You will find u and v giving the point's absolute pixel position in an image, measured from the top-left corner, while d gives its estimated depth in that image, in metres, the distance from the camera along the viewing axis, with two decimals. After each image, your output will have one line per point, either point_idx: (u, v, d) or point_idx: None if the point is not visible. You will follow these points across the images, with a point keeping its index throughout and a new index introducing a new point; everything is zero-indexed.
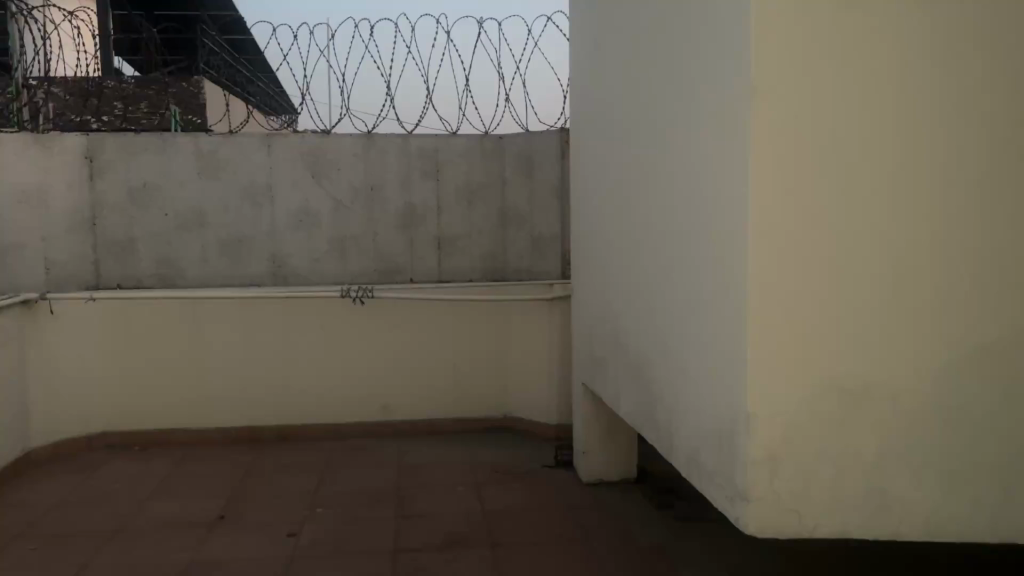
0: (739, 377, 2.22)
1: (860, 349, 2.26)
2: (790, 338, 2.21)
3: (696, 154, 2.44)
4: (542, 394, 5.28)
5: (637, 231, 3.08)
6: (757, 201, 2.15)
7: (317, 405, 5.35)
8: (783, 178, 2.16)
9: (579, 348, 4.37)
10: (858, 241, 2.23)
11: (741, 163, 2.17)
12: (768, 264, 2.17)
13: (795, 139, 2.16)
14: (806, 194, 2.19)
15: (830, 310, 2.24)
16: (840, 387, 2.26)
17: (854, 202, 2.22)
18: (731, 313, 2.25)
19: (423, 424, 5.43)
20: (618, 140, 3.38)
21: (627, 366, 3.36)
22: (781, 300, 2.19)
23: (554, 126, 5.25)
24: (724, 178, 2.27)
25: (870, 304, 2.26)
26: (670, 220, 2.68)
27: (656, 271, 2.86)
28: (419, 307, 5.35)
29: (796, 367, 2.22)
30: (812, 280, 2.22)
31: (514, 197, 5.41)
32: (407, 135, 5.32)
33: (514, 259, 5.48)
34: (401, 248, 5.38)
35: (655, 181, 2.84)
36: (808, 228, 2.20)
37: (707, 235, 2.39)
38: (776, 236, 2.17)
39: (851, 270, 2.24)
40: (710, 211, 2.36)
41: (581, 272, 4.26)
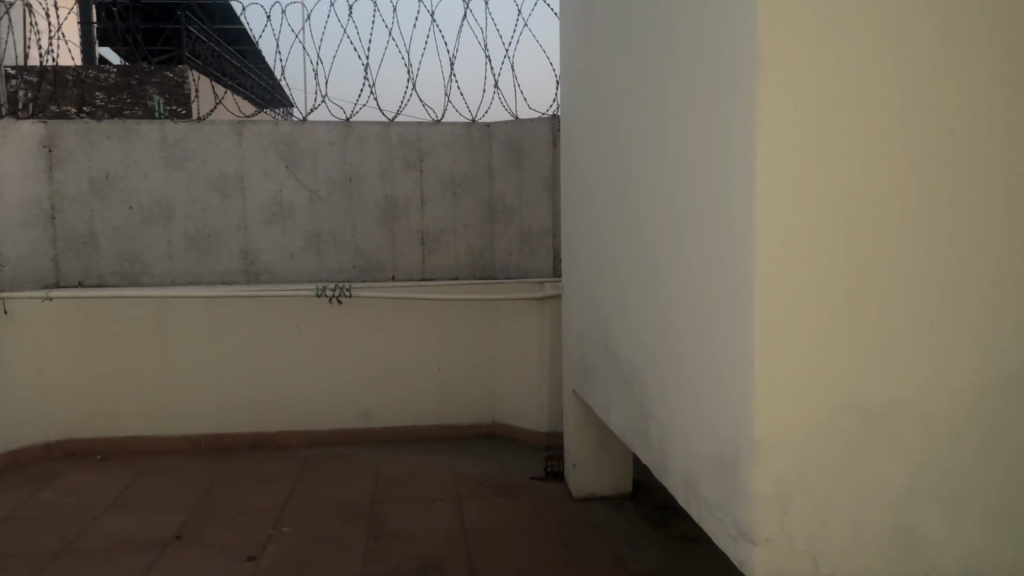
0: (744, 399, 1.88)
1: (886, 367, 1.92)
2: (805, 355, 1.87)
3: (694, 138, 2.10)
4: (531, 399, 4.95)
5: (629, 226, 2.74)
6: (765, 194, 1.80)
7: (293, 410, 5.02)
8: (795, 167, 1.81)
9: (568, 352, 4.03)
10: (883, 242, 1.89)
11: (745, 149, 1.83)
12: (778, 270, 1.83)
13: (807, 127, 1.82)
14: (823, 186, 1.85)
15: (848, 328, 1.90)
16: (865, 412, 1.92)
17: (880, 196, 1.88)
18: (734, 323, 1.91)
19: (405, 431, 5.09)
20: (609, 125, 3.04)
21: (618, 374, 3.02)
22: (793, 311, 1.85)
23: (546, 113, 4.91)
24: (724, 166, 1.93)
25: (897, 315, 1.92)
26: (665, 214, 2.34)
27: (649, 273, 2.52)
28: (400, 306, 5.01)
29: (811, 389, 1.88)
30: (831, 289, 1.88)
31: (502, 189, 5.07)
32: (388, 123, 4.98)
33: (502, 255, 5.13)
34: (381, 243, 5.04)
35: (648, 171, 2.50)
36: (826, 226, 1.86)
37: (704, 232, 2.05)
38: (787, 237, 1.83)
39: (875, 276, 1.90)
40: (709, 205, 2.02)
41: (570, 270, 3.92)
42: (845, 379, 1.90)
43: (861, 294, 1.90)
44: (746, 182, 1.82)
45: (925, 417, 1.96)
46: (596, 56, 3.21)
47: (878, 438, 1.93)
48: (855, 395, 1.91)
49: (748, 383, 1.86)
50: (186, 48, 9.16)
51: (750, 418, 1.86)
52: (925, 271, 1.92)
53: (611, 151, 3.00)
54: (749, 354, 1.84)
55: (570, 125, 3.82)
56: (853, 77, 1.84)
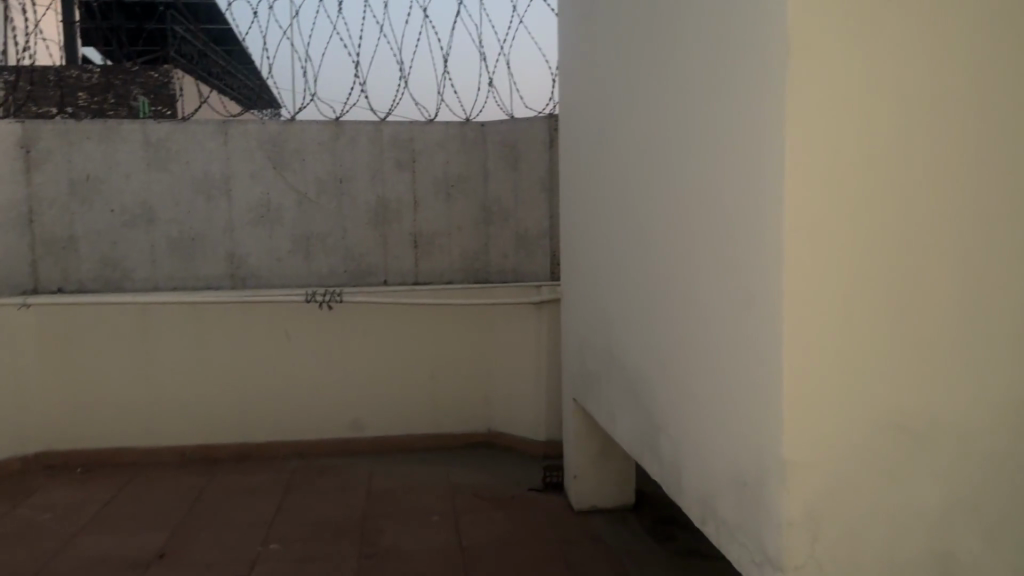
0: (772, 417, 1.73)
1: (922, 379, 1.78)
2: (838, 370, 1.72)
3: (714, 133, 1.95)
4: (529, 406, 4.79)
5: (638, 228, 2.59)
6: (797, 194, 1.65)
7: (281, 419, 4.85)
8: (828, 166, 1.66)
9: (568, 359, 3.88)
10: (922, 247, 1.75)
11: (773, 146, 1.68)
12: (809, 277, 1.68)
13: (840, 126, 1.67)
14: (858, 186, 1.70)
15: (883, 343, 1.75)
16: (901, 429, 1.78)
17: (917, 195, 1.73)
18: (761, 335, 1.75)
19: (399, 440, 4.93)
20: (614, 123, 2.88)
21: (625, 384, 2.87)
22: (826, 321, 1.70)
23: (542, 112, 4.77)
24: (749, 163, 1.78)
25: (935, 325, 1.77)
26: (681, 215, 2.19)
27: (662, 278, 2.37)
28: (392, 311, 4.84)
29: (844, 403, 1.73)
30: (867, 297, 1.73)
31: (498, 189, 4.91)
32: (380, 122, 4.82)
33: (498, 258, 4.97)
34: (373, 246, 4.88)
35: (660, 169, 2.36)
36: (860, 229, 1.71)
37: (726, 235, 1.91)
38: (820, 241, 1.68)
39: (912, 283, 1.75)
40: (731, 204, 1.87)
41: (571, 274, 3.76)
42: (879, 393, 1.76)
43: (898, 302, 1.75)
44: (774, 181, 1.67)
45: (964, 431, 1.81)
46: (599, 50, 3.07)
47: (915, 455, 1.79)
48: (891, 412, 1.77)
49: (776, 398, 1.71)
50: (172, 47, 8.99)
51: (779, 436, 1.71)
52: (963, 276, 1.78)
53: (617, 150, 2.85)
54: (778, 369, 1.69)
55: (570, 124, 3.68)
56: (887, 66, 1.69)
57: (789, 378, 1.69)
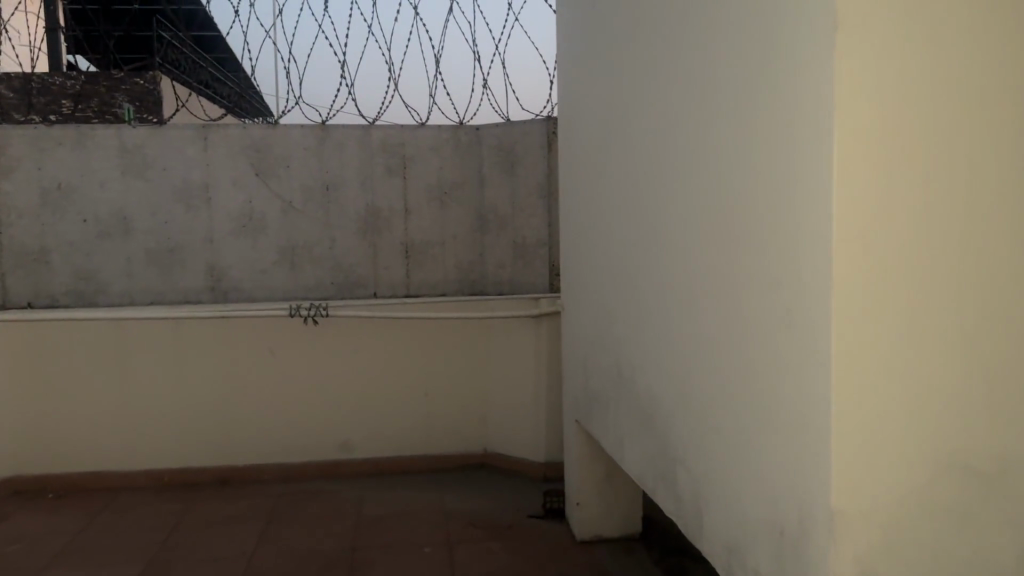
0: (820, 458, 1.47)
1: (993, 412, 1.52)
2: (896, 402, 1.47)
3: (745, 127, 1.70)
4: (527, 426, 4.53)
5: (652, 237, 2.33)
6: (849, 198, 1.39)
7: (266, 441, 4.58)
8: (885, 163, 1.41)
9: (570, 377, 3.62)
10: (993, 257, 1.49)
11: (819, 140, 1.42)
12: (864, 294, 1.42)
13: (895, 130, 1.42)
14: (919, 185, 1.44)
15: (946, 382, 1.49)
16: (968, 470, 1.52)
17: (989, 196, 1.48)
18: (805, 360, 1.50)
19: (390, 462, 4.66)
20: (622, 122, 2.63)
21: (634, 409, 2.61)
22: (884, 346, 1.44)
23: (540, 115, 4.52)
24: (789, 160, 1.52)
25: (1007, 348, 1.52)
26: (704, 222, 1.93)
27: (680, 293, 2.11)
28: (382, 326, 4.58)
29: (902, 442, 1.48)
30: (930, 315, 1.47)
31: (494, 196, 4.65)
32: (368, 126, 4.57)
33: (494, 268, 4.71)
34: (362, 257, 4.62)
35: (678, 170, 2.10)
36: (923, 236, 1.45)
37: (759, 243, 1.65)
38: (876, 251, 1.42)
39: (980, 298, 1.49)
40: (767, 209, 1.61)
41: (573, 286, 3.50)
42: (945, 429, 1.50)
43: (965, 322, 1.49)
44: (820, 181, 1.42)
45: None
46: (605, 44, 2.82)
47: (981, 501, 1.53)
48: (956, 450, 1.51)
49: (825, 436, 1.45)
50: (159, 53, 8.75)
51: (828, 482, 1.45)
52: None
53: (626, 151, 2.60)
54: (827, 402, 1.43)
55: (572, 126, 3.43)
56: (954, 44, 1.44)
57: (840, 413, 1.43)
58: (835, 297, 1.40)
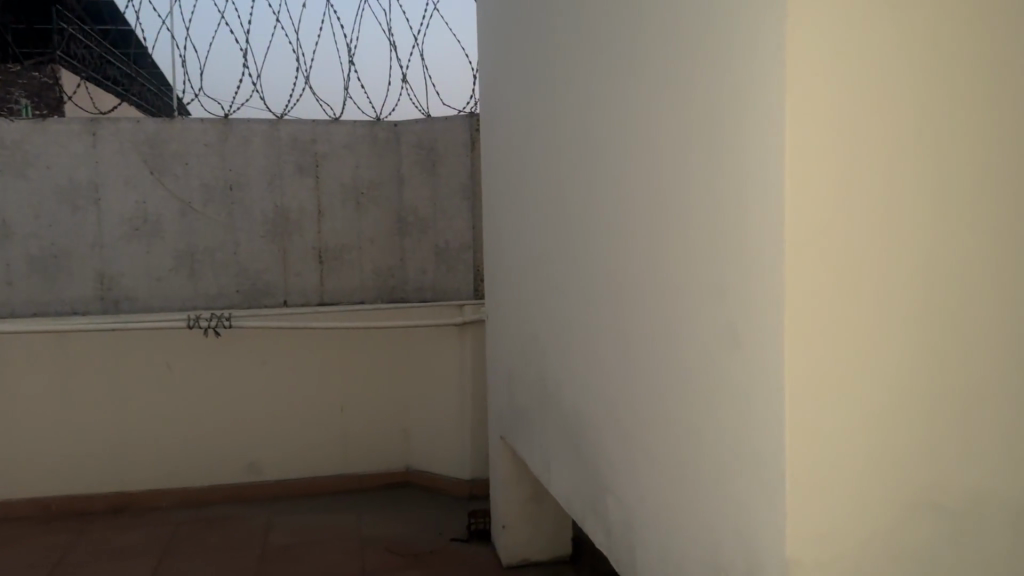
0: (772, 491, 1.25)
1: (972, 422, 1.32)
2: (861, 421, 1.25)
3: (685, 103, 1.46)
4: (451, 441, 4.26)
5: (581, 236, 2.09)
6: (806, 189, 1.16)
7: (165, 463, 4.20)
8: (851, 137, 1.18)
9: (494, 390, 3.36)
10: (973, 245, 1.28)
11: (769, 115, 1.18)
12: (827, 296, 1.19)
13: (859, 110, 1.18)
14: (894, 162, 1.21)
15: (915, 401, 1.28)
16: (947, 492, 1.32)
17: (966, 176, 1.26)
18: (756, 375, 1.26)
19: (303, 483, 4.32)
20: (547, 113, 2.39)
21: (561, 428, 2.36)
22: (848, 356, 1.22)
23: (462, 110, 4.26)
24: (735, 140, 1.29)
25: (989, 349, 1.31)
26: (639, 213, 1.69)
27: (613, 296, 1.87)
28: (294, 336, 4.25)
29: (871, 468, 1.26)
30: (904, 318, 1.25)
31: (414, 197, 4.37)
32: (277, 121, 4.24)
33: (415, 274, 4.42)
34: (271, 262, 4.28)
35: (610, 157, 1.85)
36: (896, 224, 1.22)
37: (702, 237, 1.41)
38: (841, 243, 1.19)
39: (958, 294, 1.28)
40: (710, 198, 1.37)
41: (497, 293, 3.25)
42: (922, 446, 1.29)
43: (942, 322, 1.28)
44: (770, 165, 1.18)
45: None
46: (527, 26, 2.57)
47: (964, 525, 1.33)
48: (933, 472, 1.30)
49: (779, 466, 1.22)
50: (59, 45, 8.19)
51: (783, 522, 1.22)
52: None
53: (551, 143, 2.35)
54: (782, 426, 1.21)
55: (493, 120, 3.17)
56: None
57: (796, 440, 1.20)
58: (790, 303, 1.17)
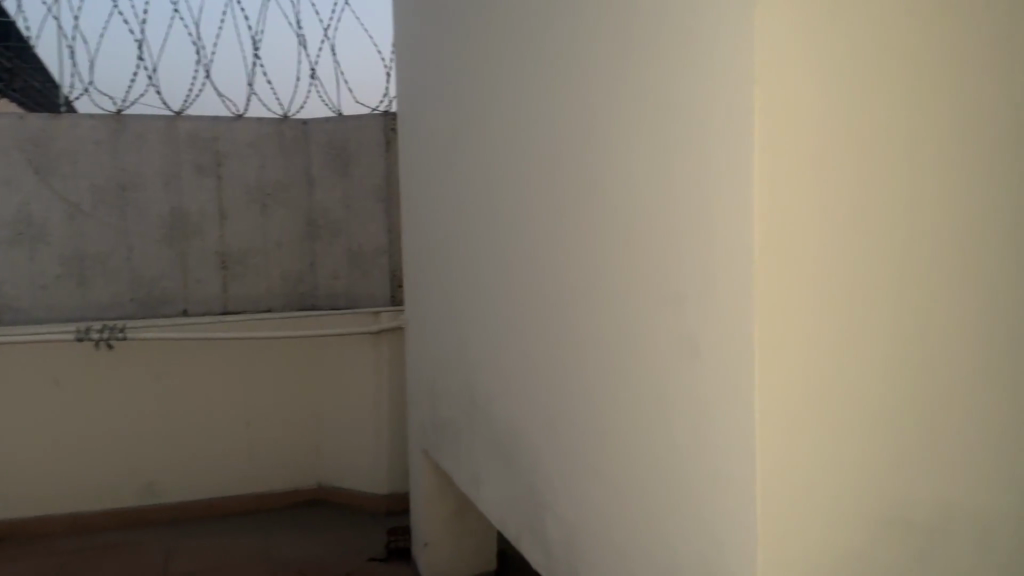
0: (740, 520, 1.10)
1: (949, 428, 1.21)
2: (838, 437, 1.11)
3: (628, 85, 1.31)
4: (367, 454, 4.07)
5: (511, 239, 1.94)
6: (778, 187, 1.01)
7: (53, 488, 3.85)
8: (826, 117, 1.04)
9: (415, 401, 3.20)
10: (949, 235, 1.17)
11: (731, 95, 1.03)
12: (800, 298, 1.05)
13: (834, 96, 1.04)
14: (870, 144, 1.08)
15: (893, 420, 1.15)
16: (924, 507, 1.20)
17: (942, 160, 1.15)
18: (720, 389, 1.11)
19: (208, 504, 4.04)
20: (469, 109, 2.24)
21: (491, 443, 2.23)
22: (823, 365, 1.08)
23: (376, 109, 4.09)
24: (688, 122, 1.13)
25: (963, 347, 1.21)
26: (577, 208, 1.53)
27: (551, 300, 1.71)
28: (195, 348, 3.98)
29: (848, 487, 1.13)
30: (881, 319, 1.12)
31: (324, 198, 4.16)
32: (175, 117, 3.96)
33: (326, 279, 4.21)
34: (170, 268, 4.00)
35: (542, 150, 1.71)
36: (872, 213, 1.09)
37: (653, 231, 1.26)
38: (813, 238, 1.05)
39: (933, 289, 1.17)
40: (661, 190, 1.22)
41: (416, 299, 3.09)
42: (899, 458, 1.16)
43: (919, 322, 1.16)
44: (733, 152, 1.04)
45: (999, 489, 1.28)
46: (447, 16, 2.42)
47: (942, 540, 1.22)
48: (910, 485, 1.18)
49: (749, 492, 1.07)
50: None
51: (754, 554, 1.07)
52: (994, 269, 1.23)
53: (476, 140, 2.21)
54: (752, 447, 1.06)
55: (410, 116, 3.01)
56: None
57: (769, 462, 1.06)
58: (762, 308, 1.03)
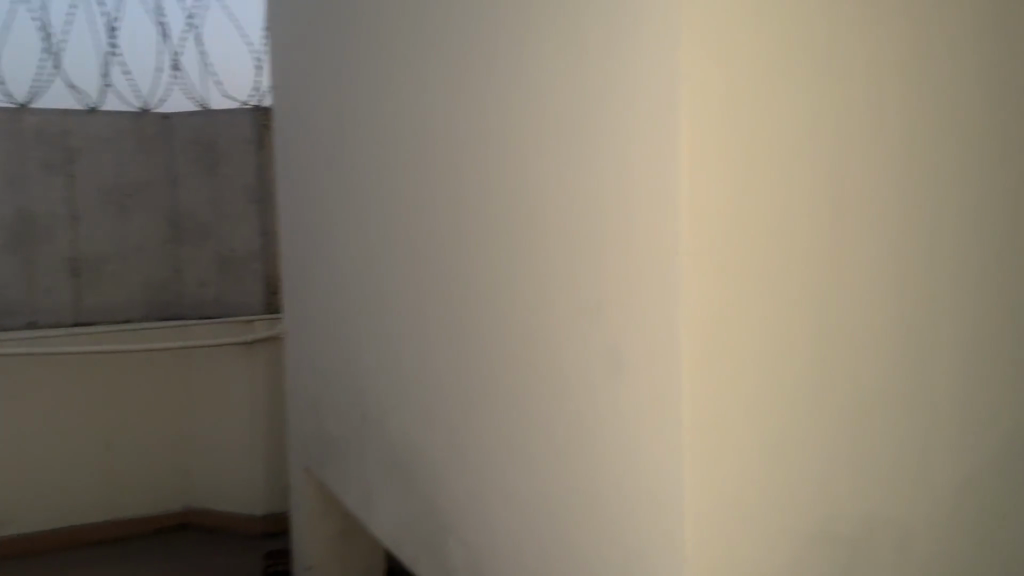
0: (667, 522, 0.98)
1: (894, 418, 1.11)
2: (779, 428, 1.00)
3: (545, 66, 1.17)
4: (243, 471, 3.83)
5: (412, 230, 1.79)
6: (712, 173, 0.90)
7: None
8: (768, 72, 0.93)
9: (296, 416, 3.00)
10: (892, 208, 1.08)
11: (660, 67, 0.92)
12: (735, 272, 0.93)
13: (776, 75, 0.93)
14: (815, 104, 0.97)
15: (836, 432, 1.05)
16: (868, 504, 1.10)
17: (888, 127, 1.05)
18: (649, 378, 0.98)
19: (62, 536, 3.67)
20: (358, 100, 2.08)
21: (385, 461, 2.07)
22: (762, 348, 0.97)
23: (247, 104, 3.82)
24: (612, 80, 1.01)
25: (908, 331, 1.12)
26: (493, 192, 1.39)
27: (459, 296, 1.56)
28: (44, 364, 3.61)
29: (790, 483, 1.02)
30: (824, 297, 1.02)
31: (191, 200, 3.88)
32: (17, 109, 3.56)
33: (194, 287, 3.92)
34: (14, 277, 3.61)
35: (445, 133, 1.58)
36: (818, 181, 0.99)
37: (574, 206, 1.12)
38: (752, 205, 0.94)
39: (877, 267, 1.07)
40: (583, 181, 1.10)
41: (296, 307, 2.89)
42: (844, 451, 1.06)
43: (863, 303, 1.06)
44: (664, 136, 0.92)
45: (945, 485, 1.19)
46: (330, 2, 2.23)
47: (884, 539, 1.13)
48: (854, 481, 1.08)
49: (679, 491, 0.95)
50: None
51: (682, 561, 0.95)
52: (941, 248, 1.14)
53: (364, 136, 2.04)
54: (680, 440, 0.94)
55: (288, 110, 2.80)
56: None
57: (700, 457, 0.94)
58: (691, 282, 0.91)
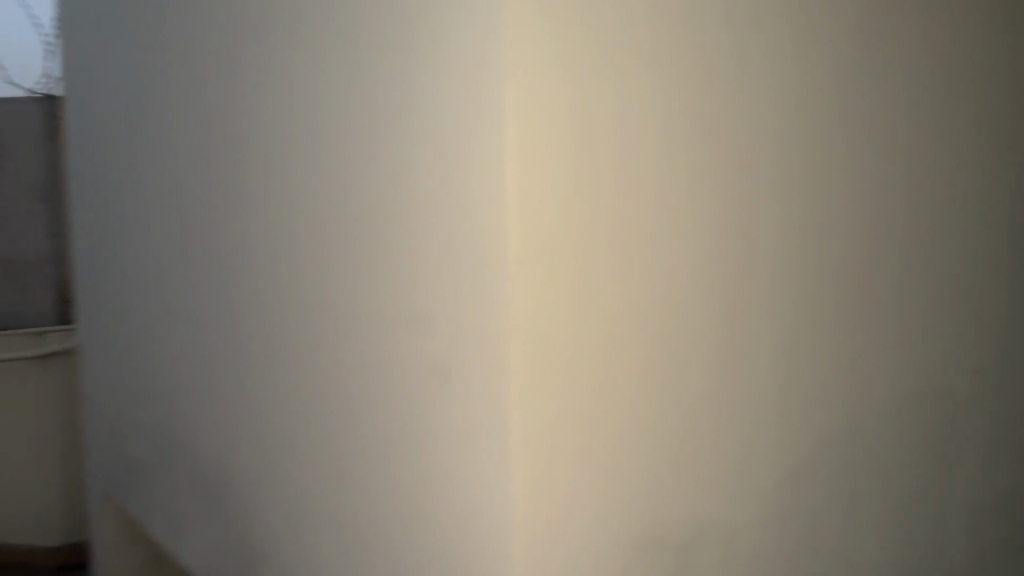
0: (495, 511, 0.87)
1: (757, 399, 1.04)
2: (624, 406, 0.91)
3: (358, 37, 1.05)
4: (31, 497, 3.48)
5: (211, 216, 1.58)
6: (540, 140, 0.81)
7: None
8: (601, 11, 0.85)
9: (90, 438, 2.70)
10: (756, 173, 1.01)
11: (480, 26, 0.83)
12: (567, 227, 0.84)
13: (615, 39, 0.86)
14: (657, 51, 0.90)
15: (693, 424, 0.98)
16: (727, 490, 1.02)
17: (750, 86, 0.99)
18: (477, 357, 0.88)
19: None
20: (146, 76, 1.84)
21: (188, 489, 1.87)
22: (600, 313, 0.88)
23: (32, 92, 3.44)
24: (437, 30, 0.90)
25: (776, 306, 1.05)
26: (301, 164, 1.24)
27: (268, 283, 1.38)
28: None
29: (634, 467, 0.93)
30: (674, 262, 0.94)
31: None
32: None
33: None
34: None
35: (247, 108, 1.41)
36: (663, 135, 0.91)
37: (393, 165, 0.99)
38: (586, 154, 0.85)
39: (737, 235, 1.00)
40: (403, 160, 0.97)
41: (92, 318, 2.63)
42: (698, 432, 0.98)
43: (721, 272, 0.99)
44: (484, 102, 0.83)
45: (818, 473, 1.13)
46: None
47: (747, 529, 1.06)
48: (712, 465, 1.00)
49: (506, 476, 0.84)
50: None
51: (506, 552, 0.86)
52: (814, 221, 1.08)
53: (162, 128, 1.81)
54: (511, 420, 0.84)
55: None
56: None
57: (532, 438, 0.84)
58: (522, 241, 0.81)
